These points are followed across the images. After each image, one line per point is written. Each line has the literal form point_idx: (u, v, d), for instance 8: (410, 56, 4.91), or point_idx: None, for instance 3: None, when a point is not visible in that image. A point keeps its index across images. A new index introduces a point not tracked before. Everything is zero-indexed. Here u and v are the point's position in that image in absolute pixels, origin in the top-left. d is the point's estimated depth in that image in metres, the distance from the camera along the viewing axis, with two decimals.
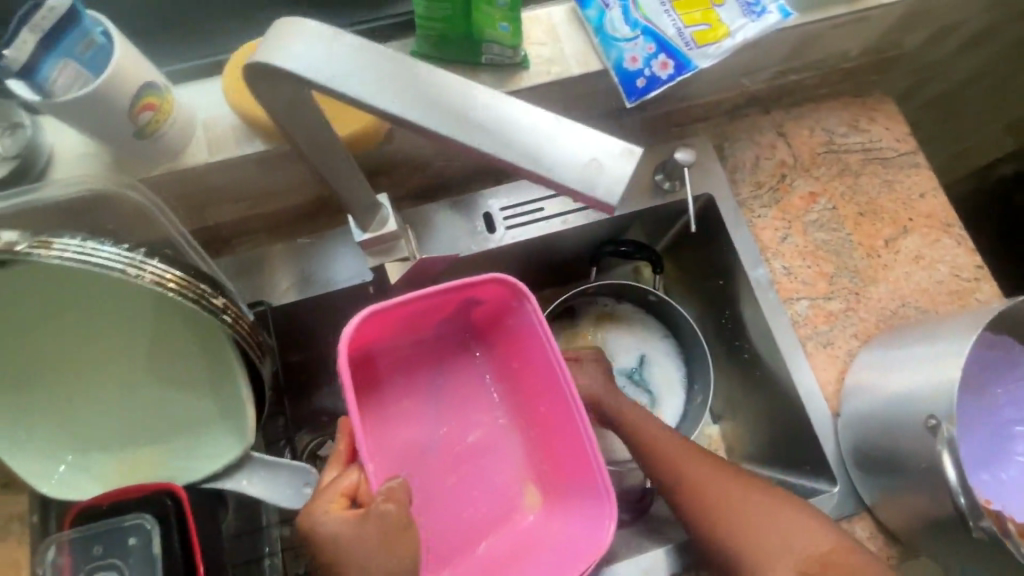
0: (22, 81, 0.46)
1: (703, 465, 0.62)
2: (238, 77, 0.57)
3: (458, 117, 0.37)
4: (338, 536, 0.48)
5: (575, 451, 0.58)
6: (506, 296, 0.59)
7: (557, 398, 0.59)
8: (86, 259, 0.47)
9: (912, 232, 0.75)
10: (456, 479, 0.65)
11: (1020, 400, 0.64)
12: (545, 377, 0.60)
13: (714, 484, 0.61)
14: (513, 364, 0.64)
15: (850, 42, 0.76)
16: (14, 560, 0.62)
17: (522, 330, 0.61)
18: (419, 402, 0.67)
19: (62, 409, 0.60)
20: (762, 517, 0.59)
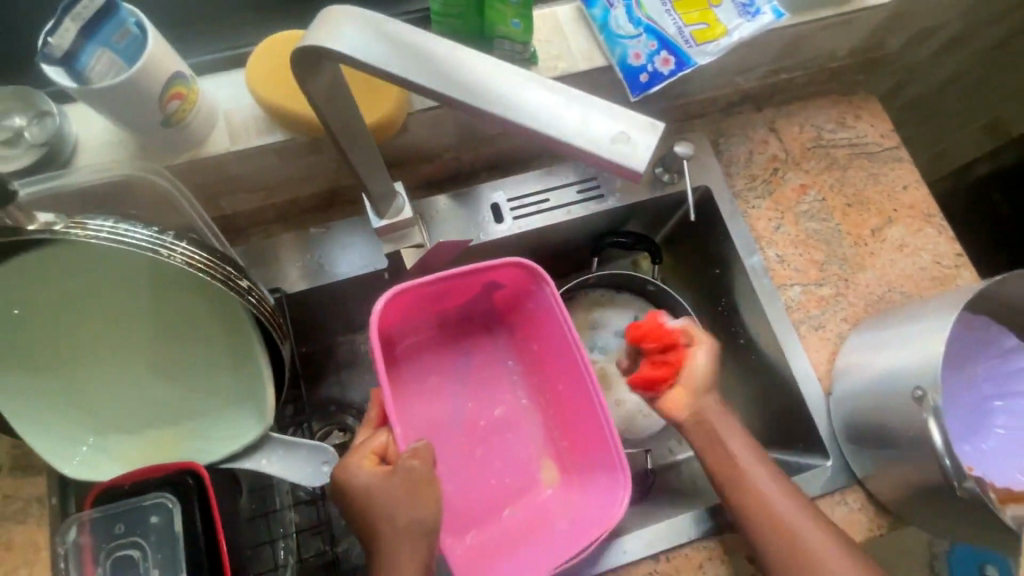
0: (61, 67, 0.49)
1: (734, 433, 0.65)
2: (261, 68, 0.59)
3: (489, 94, 0.37)
4: (370, 488, 0.54)
5: (593, 425, 0.62)
6: (526, 280, 0.64)
7: (575, 377, 0.64)
8: (120, 239, 0.49)
9: (896, 222, 0.80)
10: (479, 453, 0.69)
11: (998, 377, 0.68)
12: (564, 356, 0.65)
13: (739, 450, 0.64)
14: (535, 345, 0.69)
15: (837, 43, 0.80)
16: (33, 541, 0.63)
17: (543, 311, 0.65)
18: (445, 380, 0.71)
19: (82, 391, 0.61)
20: (770, 483, 0.62)
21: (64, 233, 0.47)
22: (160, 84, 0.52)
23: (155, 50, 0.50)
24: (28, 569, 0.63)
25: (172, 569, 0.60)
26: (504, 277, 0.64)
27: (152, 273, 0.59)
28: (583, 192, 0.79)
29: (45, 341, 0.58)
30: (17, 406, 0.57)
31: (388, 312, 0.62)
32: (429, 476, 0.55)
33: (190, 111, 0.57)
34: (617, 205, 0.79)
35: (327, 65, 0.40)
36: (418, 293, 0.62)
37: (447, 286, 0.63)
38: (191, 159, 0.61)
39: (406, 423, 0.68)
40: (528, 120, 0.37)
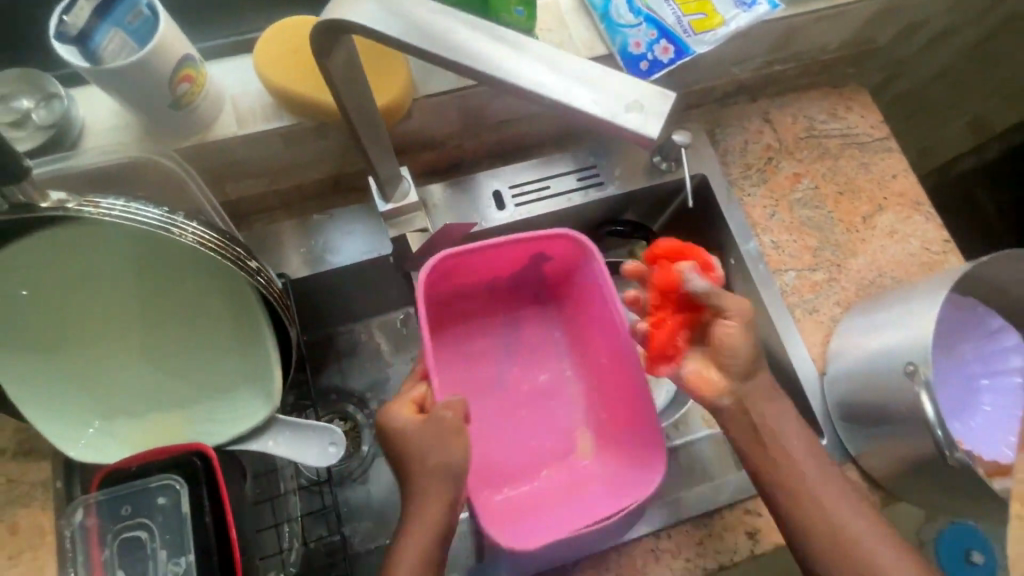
0: (76, 46, 0.49)
1: (773, 405, 0.62)
2: (269, 53, 0.60)
3: (500, 63, 0.38)
4: (405, 434, 0.57)
5: (631, 397, 0.68)
6: (574, 254, 0.69)
7: (617, 350, 0.69)
8: (133, 217, 0.50)
9: (886, 210, 0.82)
10: (525, 416, 0.77)
11: (985, 357, 0.70)
12: (608, 331, 0.70)
13: (777, 422, 0.62)
14: (582, 319, 0.75)
15: (828, 36, 0.83)
16: (37, 524, 0.63)
17: (591, 286, 0.71)
18: (499, 345, 0.79)
19: (89, 374, 0.61)
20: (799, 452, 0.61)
21: (78, 209, 0.48)
22: (172, 65, 0.53)
23: (167, 30, 0.51)
24: (32, 554, 0.62)
25: (179, 550, 0.60)
26: (556, 251, 0.70)
27: (161, 254, 0.59)
28: (584, 179, 0.81)
29: (52, 323, 0.58)
30: (24, 388, 0.57)
31: (445, 277, 0.70)
32: (460, 425, 0.56)
33: (198, 94, 0.58)
34: (617, 192, 0.80)
35: (342, 42, 0.42)
36: (475, 260, 0.69)
37: (501, 256, 0.69)
38: (198, 142, 0.61)
39: (459, 382, 0.77)
40: (539, 86, 0.37)
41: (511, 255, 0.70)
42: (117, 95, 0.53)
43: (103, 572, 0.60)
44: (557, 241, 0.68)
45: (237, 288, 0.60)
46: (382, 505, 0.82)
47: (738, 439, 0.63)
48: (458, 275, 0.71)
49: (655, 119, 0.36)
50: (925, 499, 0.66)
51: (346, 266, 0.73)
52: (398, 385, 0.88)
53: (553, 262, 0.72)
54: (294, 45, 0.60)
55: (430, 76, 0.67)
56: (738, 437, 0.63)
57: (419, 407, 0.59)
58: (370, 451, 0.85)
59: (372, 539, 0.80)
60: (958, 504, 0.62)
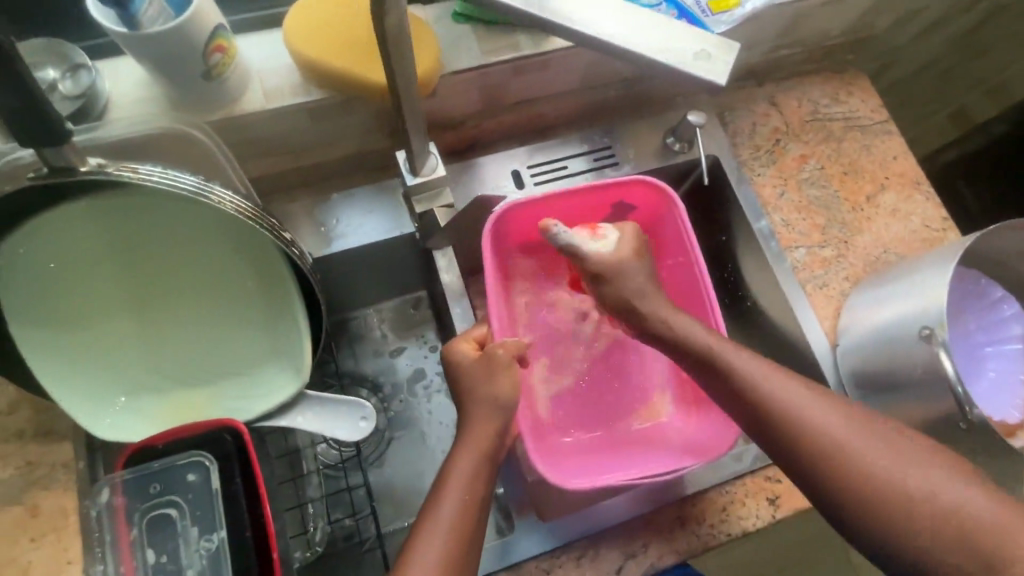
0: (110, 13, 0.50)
1: (766, 371, 0.57)
2: (299, 26, 0.61)
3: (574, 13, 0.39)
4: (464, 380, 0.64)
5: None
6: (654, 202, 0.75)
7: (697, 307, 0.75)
8: (173, 183, 0.50)
9: (888, 189, 0.85)
10: (607, 370, 0.83)
11: (987, 325, 0.74)
12: (688, 287, 0.76)
13: (776, 393, 0.55)
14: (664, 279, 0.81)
15: (831, 22, 0.86)
16: (61, 507, 0.62)
17: (675, 238, 0.76)
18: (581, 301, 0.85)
19: (115, 351, 0.60)
20: (826, 417, 0.54)
21: (117, 173, 0.47)
22: (207, 34, 0.53)
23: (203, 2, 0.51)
24: (55, 536, 0.61)
25: (211, 526, 0.60)
26: (638, 201, 0.76)
27: (192, 230, 0.59)
28: (600, 159, 0.82)
29: (76, 298, 0.58)
30: (47, 363, 0.56)
31: (529, 223, 0.77)
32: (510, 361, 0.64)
33: (229, 65, 0.58)
34: (632, 172, 0.82)
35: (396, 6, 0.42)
36: (562, 207, 0.75)
37: (587, 203, 0.76)
38: (226, 116, 0.61)
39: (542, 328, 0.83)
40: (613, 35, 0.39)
41: (596, 206, 0.77)
42: (150, 62, 0.53)
43: (131, 552, 0.59)
44: (640, 189, 0.74)
45: (269, 262, 0.59)
46: (399, 487, 0.82)
47: (746, 418, 0.57)
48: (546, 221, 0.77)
49: (720, 65, 0.39)
50: None
51: (370, 245, 0.74)
52: (412, 368, 0.88)
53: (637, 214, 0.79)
54: (325, 17, 0.61)
55: (456, 53, 0.68)
56: (745, 413, 0.57)
57: (479, 343, 0.68)
58: (384, 434, 0.84)
59: (389, 521, 0.80)
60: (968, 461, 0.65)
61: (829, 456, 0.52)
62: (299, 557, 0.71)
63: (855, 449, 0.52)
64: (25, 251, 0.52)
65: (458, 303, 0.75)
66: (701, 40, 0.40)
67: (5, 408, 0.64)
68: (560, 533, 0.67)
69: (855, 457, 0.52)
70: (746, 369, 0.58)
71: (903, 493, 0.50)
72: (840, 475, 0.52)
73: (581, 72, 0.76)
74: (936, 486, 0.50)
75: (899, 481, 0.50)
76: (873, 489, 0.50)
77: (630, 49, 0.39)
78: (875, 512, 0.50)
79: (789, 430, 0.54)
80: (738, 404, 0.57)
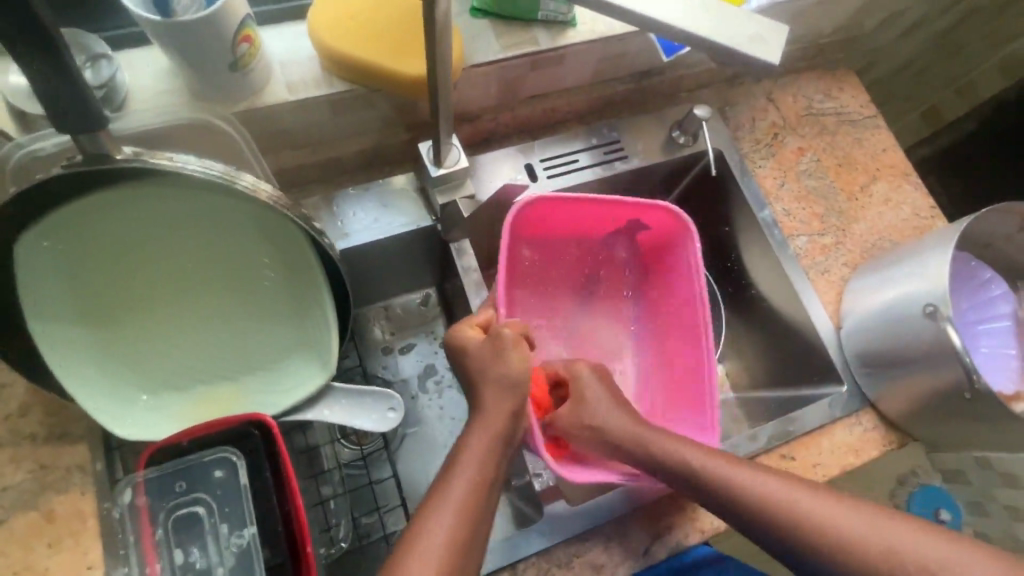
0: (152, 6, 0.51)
1: (717, 459, 0.60)
2: (327, 19, 0.63)
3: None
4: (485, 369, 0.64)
5: (698, 373, 0.76)
6: (671, 223, 0.77)
7: (690, 324, 0.78)
8: (208, 172, 0.49)
9: (880, 180, 0.89)
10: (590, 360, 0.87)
11: (976, 305, 0.78)
12: (685, 302, 0.79)
13: (712, 467, 0.59)
14: (662, 294, 0.84)
15: (824, 21, 0.90)
16: (78, 510, 0.59)
17: (682, 264, 0.79)
18: (572, 298, 0.89)
19: (139, 347, 0.60)
20: (787, 491, 0.56)
21: (152, 161, 0.46)
22: (235, 25, 0.53)
23: None
24: (73, 540, 0.58)
25: (241, 522, 0.59)
26: (653, 220, 0.78)
27: (217, 223, 0.58)
28: (609, 153, 0.84)
29: (97, 292, 0.57)
30: (65, 359, 0.54)
31: (542, 224, 0.78)
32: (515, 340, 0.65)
33: (254, 57, 0.58)
34: (641, 164, 0.84)
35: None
36: (575, 214, 0.77)
37: (602, 217, 0.78)
38: (249, 107, 0.62)
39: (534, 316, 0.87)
40: (675, 18, 0.42)
41: (608, 217, 0.78)
42: (183, 52, 0.54)
43: (157, 552, 0.57)
44: (657, 212, 0.76)
45: (298, 256, 0.59)
46: (418, 483, 0.79)
47: (692, 491, 0.60)
48: (557, 225, 0.79)
49: (771, 47, 0.44)
50: (938, 435, 0.73)
51: (388, 237, 0.74)
52: (422, 365, 0.85)
53: (650, 231, 0.80)
54: (352, 11, 0.63)
55: (476, 48, 0.70)
56: (711, 503, 0.59)
57: (483, 327, 0.67)
58: (398, 430, 0.81)
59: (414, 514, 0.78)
60: (972, 431, 0.68)
61: (784, 519, 0.54)
62: (324, 554, 0.70)
63: (819, 513, 0.54)
64: (47, 244, 0.51)
65: (477, 294, 0.76)
66: (752, 23, 0.44)
67: (16, 411, 0.62)
68: (585, 517, 0.68)
69: (827, 526, 0.53)
70: (701, 459, 0.60)
71: (881, 551, 0.51)
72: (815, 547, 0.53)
73: (593, 67, 0.78)
74: (915, 540, 0.51)
75: (877, 542, 0.51)
76: (823, 536, 0.53)
77: (692, 32, 0.43)
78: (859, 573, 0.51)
79: (756, 509, 0.56)
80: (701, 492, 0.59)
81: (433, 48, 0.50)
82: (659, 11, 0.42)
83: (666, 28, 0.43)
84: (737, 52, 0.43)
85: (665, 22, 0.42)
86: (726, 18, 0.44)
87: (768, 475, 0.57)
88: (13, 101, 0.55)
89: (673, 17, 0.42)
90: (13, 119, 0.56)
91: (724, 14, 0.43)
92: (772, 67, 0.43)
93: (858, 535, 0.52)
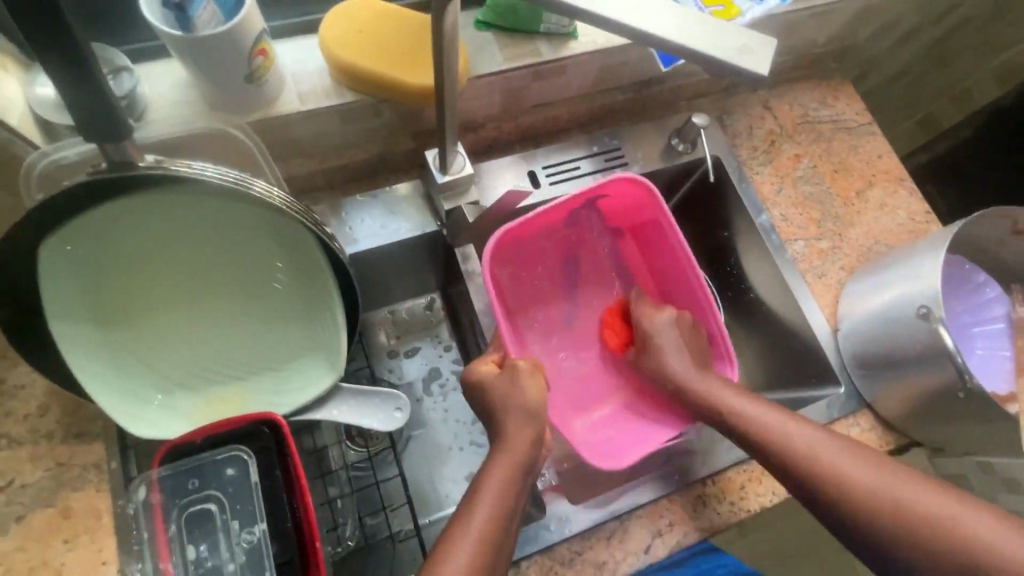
0: (177, 23, 0.54)
1: (763, 408, 0.66)
2: (338, 33, 0.65)
3: (634, 13, 0.44)
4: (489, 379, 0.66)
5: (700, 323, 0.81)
6: (632, 193, 0.78)
7: (684, 280, 0.81)
8: (224, 179, 0.51)
9: (876, 186, 0.91)
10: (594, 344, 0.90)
11: (972, 308, 0.80)
12: (672, 262, 0.82)
13: (759, 417, 0.66)
14: (642, 248, 0.86)
15: (819, 32, 0.92)
16: (94, 507, 0.61)
17: (655, 220, 0.80)
18: (561, 284, 0.90)
19: (154, 347, 0.62)
20: (818, 443, 0.61)
21: (173, 169, 0.48)
22: (252, 39, 0.56)
23: (249, 5, 0.54)
24: (89, 536, 0.60)
25: (251, 519, 0.60)
26: (616, 194, 0.79)
27: (234, 225, 0.60)
28: (610, 160, 0.86)
29: (114, 294, 0.59)
30: (86, 359, 0.56)
31: (521, 237, 0.80)
32: None
33: (268, 69, 0.61)
34: (642, 171, 0.86)
35: None
36: (545, 217, 0.78)
37: (568, 207, 0.79)
38: (263, 117, 0.64)
39: (531, 322, 0.88)
40: (668, 33, 0.44)
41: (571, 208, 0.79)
42: (202, 64, 0.56)
43: (170, 549, 0.59)
44: (620, 186, 0.77)
45: (309, 257, 0.61)
46: (423, 486, 0.81)
47: (739, 438, 0.67)
48: (532, 231, 0.81)
49: (762, 58, 0.45)
50: (933, 435, 0.74)
51: (394, 242, 0.76)
52: (427, 369, 0.87)
53: (604, 203, 0.81)
54: (361, 25, 0.66)
55: (480, 60, 0.72)
56: (758, 455, 0.65)
57: (498, 363, 0.71)
58: (403, 432, 0.83)
59: (419, 516, 0.79)
60: (967, 432, 0.70)
61: (812, 472, 0.60)
62: (330, 552, 0.72)
63: (845, 469, 0.59)
64: (71, 248, 0.52)
65: (482, 299, 0.77)
66: (744, 37, 0.45)
67: (34, 411, 0.64)
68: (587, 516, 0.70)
69: (849, 478, 0.58)
70: (752, 408, 0.67)
71: (893, 508, 0.55)
72: (834, 497, 0.58)
73: (594, 77, 0.81)
74: (932, 505, 0.55)
75: (897, 501, 0.55)
76: (846, 492, 0.58)
77: (686, 45, 0.44)
78: (870, 527, 0.56)
79: (792, 461, 0.61)
80: (739, 439, 0.66)
81: (440, 62, 0.52)
82: (652, 26, 0.44)
83: (660, 42, 0.45)
84: (726, 64, 0.45)
85: (656, 37, 0.44)
86: (718, 32, 0.45)
87: (809, 428, 0.63)
88: (38, 111, 0.58)
89: (667, 32, 0.44)
90: (37, 129, 0.59)
91: (716, 30, 0.45)
92: (761, 78, 0.45)
93: (877, 491, 0.56)
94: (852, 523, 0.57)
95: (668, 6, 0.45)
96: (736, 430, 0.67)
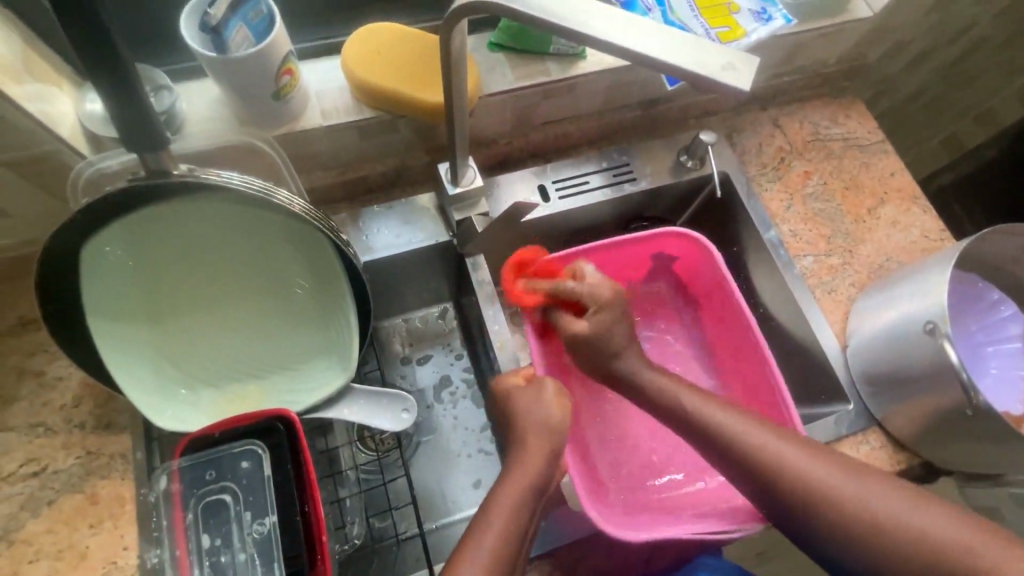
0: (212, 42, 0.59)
1: (732, 410, 0.61)
2: (358, 53, 0.70)
3: (613, 31, 0.47)
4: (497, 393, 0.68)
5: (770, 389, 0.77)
6: (689, 249, 0.84)
7: (746, 336, 0.80)
8: (249, 187, 0.55)
9: (888, 203, 0.91)
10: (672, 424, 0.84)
11: (986, 326, 0.79)
12: (733, 319, 0.82)
13: (778, 452, 0.58)
14: (713, 323, 0.88)
15: (829, 51, 0.93)
16: (118, 494, 0.65)
17: (713, 276, 0.84)
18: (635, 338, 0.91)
19: (179, 344, 0.66)
20: (843, 485, 0.55)
21: (204, 177, 0.53)
22: (280, 58, 0.62)
23: (278, 29, 0.60)
24: (113, 522, 0.64)
25: (263, 511, 0.63)
26: (675, 250, 0.85)
27: (257, 230, 0.64)
28: (619, 175, 0.88)
29: (143, 293, 0.63)
30: (116, 353, 0.61)
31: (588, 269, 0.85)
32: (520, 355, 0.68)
33: (294, 87, 0.66)
34: (650, 186, 0.88)
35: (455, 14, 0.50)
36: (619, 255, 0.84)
37: (631, 255, 0.85)
38: (288, 130, 0.69)
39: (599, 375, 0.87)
40: (647, 49, 0.47)
41: (642, 255, 0.86)
42: (235, 83, 0.62)
43: (186, 535, 0.62)
44: (674, 241, 0.84)
45: (328, 264, 0.65)
46: (432, 491, 0.83)
47: (752, 475, 0.58)
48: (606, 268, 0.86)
49: (744, 74, 0.46)
50: (946, 455, 0.73)
51: (408, 250, 0.80)
52: (438, 376, 0.89)
53: (678, 262, 0.87)
54: (378, 47, 0.70)
55: (492, 78, 0.77)
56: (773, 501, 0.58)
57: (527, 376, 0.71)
58: (413, 437, 0.85)
59: (426, 521, 0.80)
60: (976, 453, 0.69)
61: (841, 516, 0.54)
62: (338, 550, 0.73)
63: (880, 514, 0.53)
64: (110, 249, 0.57)
65: (490, 306, 0.79)
66: (728, 55, 0.47)
67: (69, 401, 0.69)
68: (585, 526, 0.70)
69: (853, 503, 0.54)
70: (769, 445, 0.58)
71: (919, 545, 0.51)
72: (841, 520, 0.54)
73: (603, 95, 0.84)
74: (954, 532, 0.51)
75: (929, 538, 0.51)
76: (887, 536, 0.52)
77: (665, 61, 0.47)
78: (872, 552, 0.53)
79: (821, 504, 0.55)
80: (746, 470, 0.59)
81: (449, 78, 0.56)
82: (631, 43, 0.47)
83: (639, 58, 0.47)
84: (708, 80, 0.46)
85: (638, 53, 0.47)
86: (700, 50, 0.48)
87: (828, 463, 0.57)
88: (86, 124, 0.64)
89: (647, 48, 0.47)
90: (86, 141, 0.65)
91: (698, 47, 0.47)
92: (742, 94, 0.46)
93: (919, 536, 0.52)
94: (826, 536, 0.55)
95: (648, 27, 0.48)
96: (753, 467, 0.58)
